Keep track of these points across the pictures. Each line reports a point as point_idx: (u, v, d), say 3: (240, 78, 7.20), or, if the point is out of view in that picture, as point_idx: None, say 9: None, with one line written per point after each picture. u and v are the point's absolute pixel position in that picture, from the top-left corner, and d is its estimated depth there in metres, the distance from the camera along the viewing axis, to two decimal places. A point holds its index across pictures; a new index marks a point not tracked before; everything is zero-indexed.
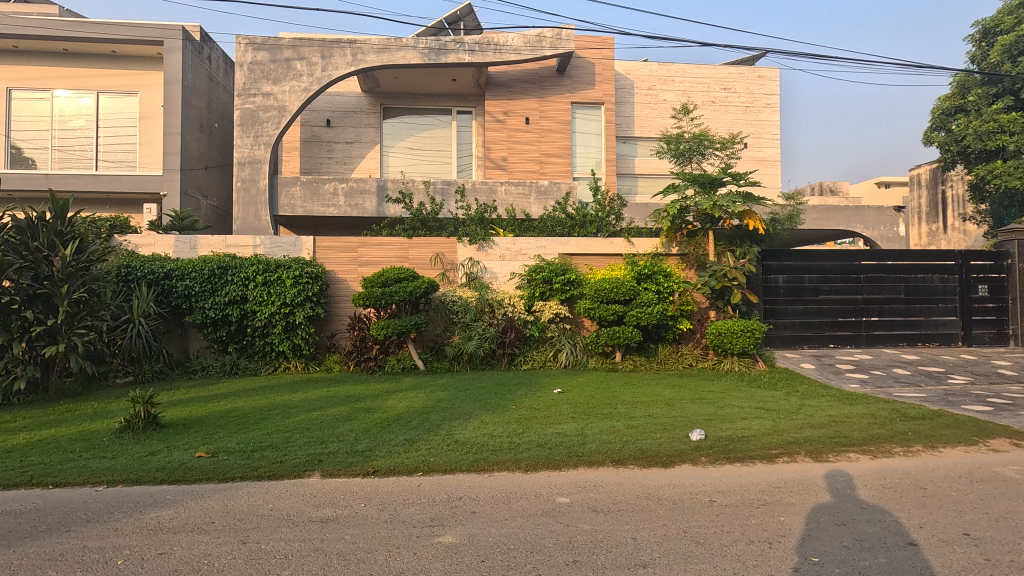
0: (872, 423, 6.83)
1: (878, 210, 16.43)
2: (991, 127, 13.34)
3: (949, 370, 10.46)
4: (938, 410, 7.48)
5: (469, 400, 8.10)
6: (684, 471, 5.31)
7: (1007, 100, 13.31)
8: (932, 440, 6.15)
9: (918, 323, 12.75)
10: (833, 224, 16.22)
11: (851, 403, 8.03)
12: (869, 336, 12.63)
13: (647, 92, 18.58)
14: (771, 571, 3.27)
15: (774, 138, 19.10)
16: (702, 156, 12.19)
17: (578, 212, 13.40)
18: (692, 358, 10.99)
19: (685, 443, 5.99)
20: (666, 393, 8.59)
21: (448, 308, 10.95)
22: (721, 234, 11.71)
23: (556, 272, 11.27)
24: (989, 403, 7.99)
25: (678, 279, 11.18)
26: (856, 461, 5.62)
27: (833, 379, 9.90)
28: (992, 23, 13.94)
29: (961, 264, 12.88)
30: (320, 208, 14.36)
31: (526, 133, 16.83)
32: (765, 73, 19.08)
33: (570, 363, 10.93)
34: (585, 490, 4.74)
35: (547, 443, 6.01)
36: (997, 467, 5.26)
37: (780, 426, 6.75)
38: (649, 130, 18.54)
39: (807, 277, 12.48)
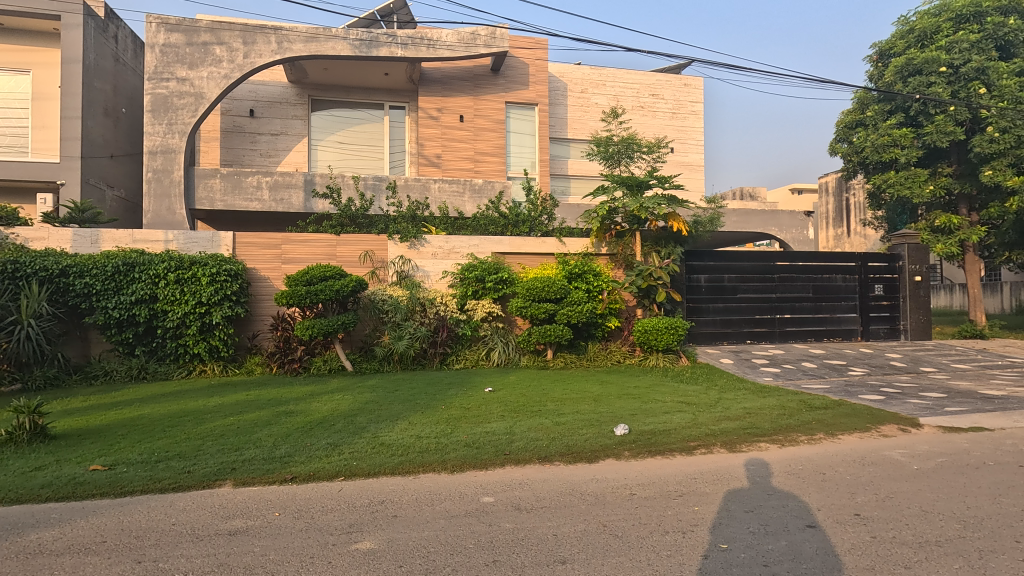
0: (782, 413, 7.30)
1: (790, 214, 17.60)
2: (886, 141, 14.60)
3: (850, 363, 11.36)
4: (839, 401, 8.09)
5: (398, 401, 7.91)
6: (608, 466, 5.44)
7: (899, 116, 14.58)
8: (833, 428, 6.65)
9: (825, 320, 13.77)
10: (751, 227, 17.21)
11: (764, 395, 8.55)
12: (782, 332, 13.49)
13: (580, 95, 18.96)
14: (683, 560, 3.39)
15: (698, 144, 20.05)
16: (630, 159, 12.58)
17: (511, 211, 13.47)
18: (621, 355, 11.32)
19: (610, 438, 6.16)
20: (594, 390, 8.77)
21: (378, 307, 10.68)
22: (648, 235, 12.14)
23: (488, 271, 11.24)
24: (882, 392, 8.76)
25: (607, 278, 11.41)
26: (766, 450, 5.98)
27: (749, 374, 10.49)
28: (888, 46, 15.21)
29: (860, 265, 14.03)
30: (242, 202, 13.62)
31: (461, 131, 16.69)
32: (691, 81, 19.93)
33: (502, 361, 10.96)
34: (510, 488, 4.75)
35: (474, 442, 5.98)
36: (887, 451, 5.75)
37: (699, 419, 7.07)
38: (581, 132, 18.94)
39: (727, 277, 13.16)
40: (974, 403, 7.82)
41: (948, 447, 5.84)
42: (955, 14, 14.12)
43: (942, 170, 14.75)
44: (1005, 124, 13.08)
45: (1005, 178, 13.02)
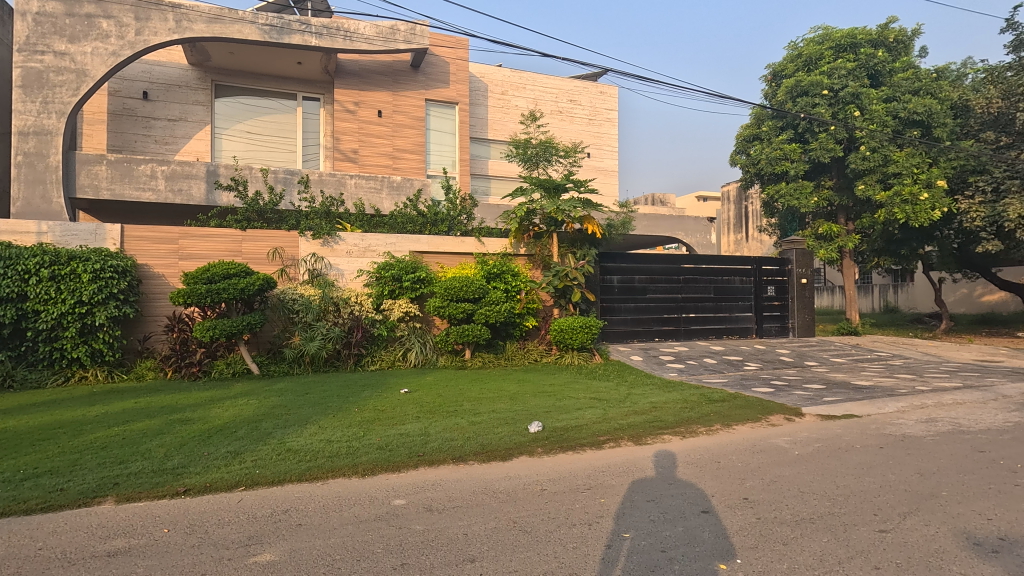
0: (684, 407, 7.78)
1: (695, 220, 18.74)
2: (778, 154, 15.99)
3: (746, 358, 12.31)
4: (735, 393, 8.74)
5: (308, 405, 7.59)
6: (521, 463, 5.53)
7: (789, 132, 16.01)
8: (729, 419, 7.18)
9: (725, 318, 14.81)
10: (660, 231, 18.16)
11: (669, 390, 9.05)
12: (687, 330, 14.36)
13: (500, 96, 19.12)
14: (588, 551, 3.53)
15: (612, 150, 20.87)
16: (547, 162, 12.83)
17: (429, 210, 13.35)
18: (537, 354, 11.54)
19: (524, 436, 6.27)
20: (510, 388, 8.88)
21: (287, 307, 10.17)
22: (564, 236, 12.46)
23: (405, 271, 11.02)
24: (771, 385, 9.58)
25: (525, 279, 11.56)
26: (669, 441, 6.34)
27: (656, 370, 11.07)
28: (780, 68, 16.64)
29: (755, 268, 15.22)
30: (134, 192, 12.47)
31: (379, 126, 16.27)
32: (606, 89, 20.72)
33: (419, 362, 10.81)
34: (422, 490, 4.71)
35: (388, 445, 5.87)
36: (773, 439, 6.29)
37: (609, 414, 7.38)
38: (501, 134, 19.11)
39: (637, 278, 13.80)
40: (847, 393, 8.74)
41: (824, 433, 6.49)
42: (835, 43, 15.64)
43: (824, 183, 16.34)
44: (875, 144, 14.68)
45: (874, 193, 14.64)
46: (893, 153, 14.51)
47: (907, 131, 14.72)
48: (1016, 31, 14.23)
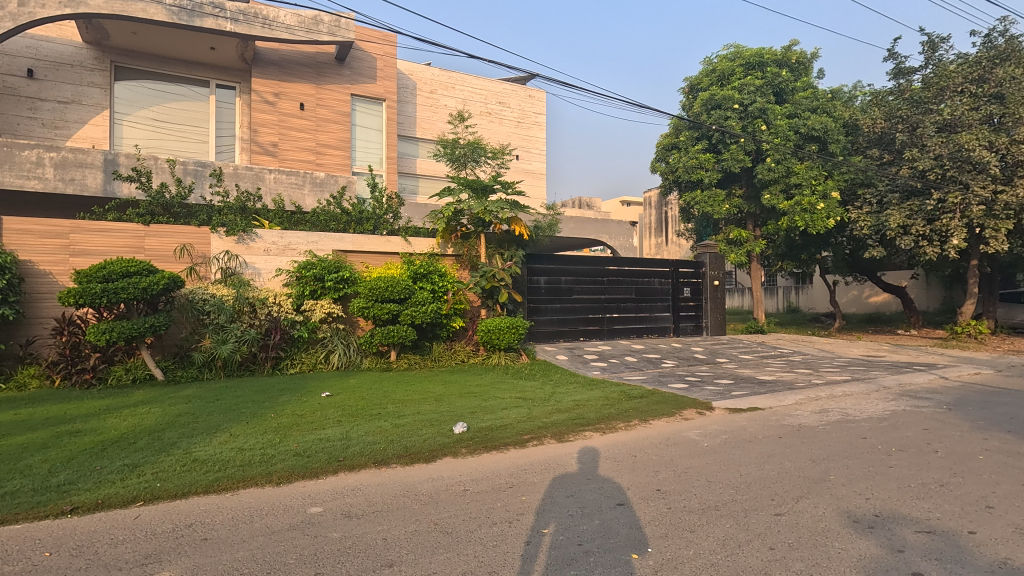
0: (606, 404, 8.05)
1: (618, 223, 19.42)
2: (695, 163, 16.94)
3: (663, 356, 12.93)
4: (652, 390, 9.15)
5: (219, 412, 7.15)
6: (444, 464, 5.50)
7: (704, 143, 16.97)
8: (646, 415, 7.51)
9: (645, 318, 15.47)
10: (586, 234, 18.65)
11: (592, 387, 9.34)
12: (610, 330, 14.86)
13: (429, 95, 18.93)
14: (507, 549, 3.56)
15: (540, 153, 21.22)
16: (476, 163, 12.81)
17: (354, 208, 12.98)
18: (464, 354, 11.52)
19: (449, 437, 6.24)
20: (437, 390, 8.81)
21: (197, 308, 9.54)
22: (492, 237, 12.51)
23: (328, 270, 10.64)
24: (685, 381, 10.13)
25: (452, 279, 11.47)
26: (590, 438, 6.53)
27: (580, 368, 11.38)
28: (697, 81, 17.58)
29: (673, 270, 16.00)
30: (16, 179, 11.20)
31: (300, 120, 15.60)
32: (535, 93, 21.05)
33: (342, 364, 10.47)
34: (340, 496, 4.57)
35: (306, 450, 5.65)
36: (685, 432, 6.66)
37: (534, 412, 7.50)
38: (429, 133, 18.93)
39: (563, 279, 14.12)
40: (752, 388, 9.41)
41: (731, 425, 6.94)
42: (746, 61, 16.70)
43: (735, 192, 17.47)
44: (779, 157, 15.86)
45: (779, 202, 15.86)
46: (795, 165, 15.75)
47: (806, 145, 16.01)
48: (897, 60, 15.85)
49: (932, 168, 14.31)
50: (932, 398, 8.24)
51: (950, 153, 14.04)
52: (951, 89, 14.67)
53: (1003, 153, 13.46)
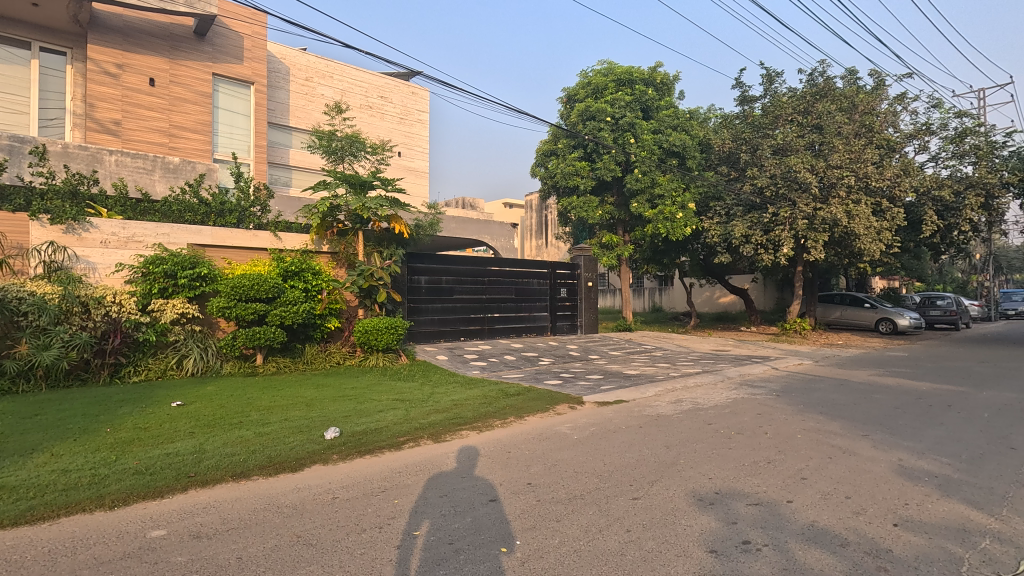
0: (484, 403, 8.16)
1: (500, 225, 19.74)
2: (571, 170, 17.85)
3: (540, 354, 13.42)
4: (529, 387, 9.46)
5: (37, 430, 6.12)
6: (311, 473, 5.21)
7: (580, 151, 17.92)
8: (521, 411, 7.75)
9: (524, 317, 15.93)
10: (468, 234, 18.73)
11: (471, 387, 9.42)
12: (490, 329, 15.10)
13: (304, 83, 17.90)
14: (375, 555, 3.48)
15: (423, 152, 20.97)
16: (354, 158, 12.29)
17: (214, 198, 11.81)
18: (340, 356, 10.98)
19: (319, 444, 5.93)
20: (307, 394, 8.31)
21: (9, 309, 8.06)
22: (370, 235, 12.10)
23: (182, 266, 9.57)
24: (559, 378, 10.61)
25: (327, 277, 10.88)
26: (467, 436, 6.57)
27: (460, 368, 11.42)
28: (574, 92, 18.48)
29: (551, 271, 16.66)
30: None
31: (150, 97, 13.87)
32: (418, 90, 20.76)
33: (198, 370, 9.49)
34: (189, 515, 4.15)
35: (149, 468, 5.05)
36: (557, 426, 6.97)
37: (411, 414, 7.38)
38: (304, 122, 17.91)
39: (444, 279, 14.09)
40: (619, 382, 10.10)
41: (598, 418, 7.40)
42: (617, 77, 17.83)
43: (607, 200, 18.67)
44: (645, 168, 17.23)
45: (644, 210, 17.28)
46: (659, 177, 17.20)
47: (668, 160, 17.53)
48: (742, 89, 17.91)
49: (768, 185, 16.30)
50: (765, 387, 9.44)
51: (782, 174, 16.04)
52: (783, 118, 16.86)
53: (822, 176, 15.64)
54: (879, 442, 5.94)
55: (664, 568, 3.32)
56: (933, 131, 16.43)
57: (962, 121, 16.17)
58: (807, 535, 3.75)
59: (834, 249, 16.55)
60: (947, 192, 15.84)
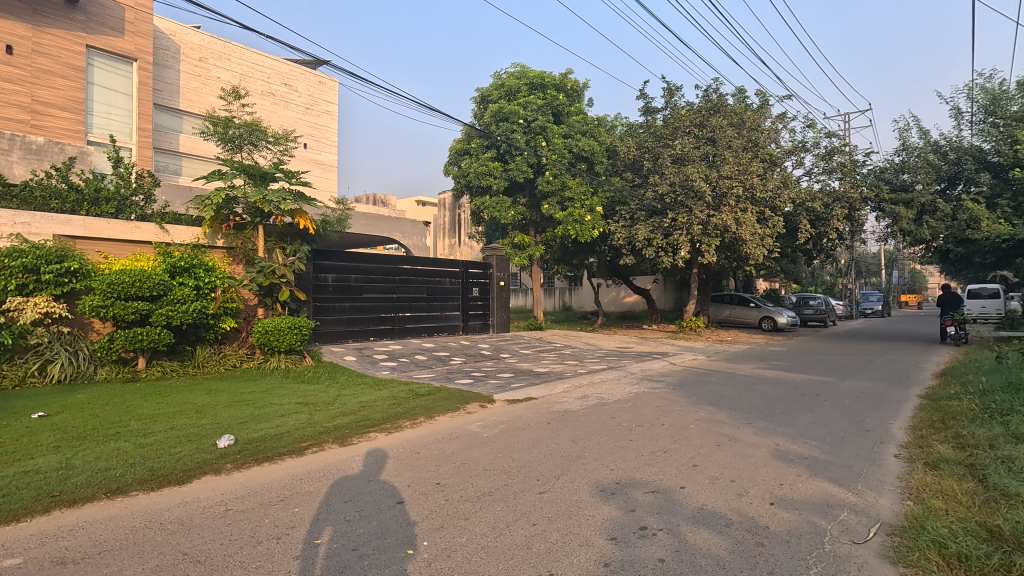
0: (393, 403, 7.98)
1: (412, 223, 19.39)
2: (484, 170, 17.98)
3: (452, 353, 13.37)
4: (439, 387, 9.39)
5: None
6: (202, 484, 4.83)
7: (493, 151, 18.08)
8: (432, 411, 7.67)
9: (436, 317, 15.77)
10: (378, 231, 18.23)
11: (380, 388, 9.18)
12: (401, 329, 14.81)
13: (197, 63, 16.55)
14: (273, 568, 3.29)
15: (331, 144, 20.14)
16: (254, 147, 11.51)
17: (88, 184, 10.57)
18: (236, 359, 10.27)
19: (210, 453, 5.51)
20: (198, 401, 7.69)
21: None
22: (272, 230, 11.42)
23: (46, 260, 8.48)
24: (471, 377, 10.64)
25: (222, 274, 10.11)
26: (374, 439, 6.39)
27: (369, 369, 11.08)
28: (487, 92, 18.59)
29: (463, 271, 16.62)
30: None
31: (8, 67, 12.15)
32: (326, 80, 19.91)
33: (67, 377, 8.48)
34: (52, 540, 3.69)
35: (1, 489, 4.43)
36: (468, 425, 6.98)
37: (314, 418, 7.06)
38: (196, 106, 16.57)
39: (353, 277, 13.63)
40: (528, 379, 10.32)
41: (508, 415, 7.51)
42: (530, 81, 18.16)
43: (519, 201, 18.99)
44: (556, 171, 17.74)
45: (555, 212, 17.81)
46: (569, 181, 17.76)
47: (578, 164, 18.12)
48: (646, 100, 18.91)
49: (668, 192, 17.34)
50: (663, 381, 10.04)
51: (681, 182, 17.16)
52: (682, 130, 18.03)
53: (715, 185, 16.88)
54: (760, 429, 6.53)
55: (568, 558, 3.44)
56: (807, 149, 18.29)
57: (830, 141, 18.14)
58: (697, 518, 4.05)
59: (726, 253, 17.95)
60: (819, 204, 17.71)
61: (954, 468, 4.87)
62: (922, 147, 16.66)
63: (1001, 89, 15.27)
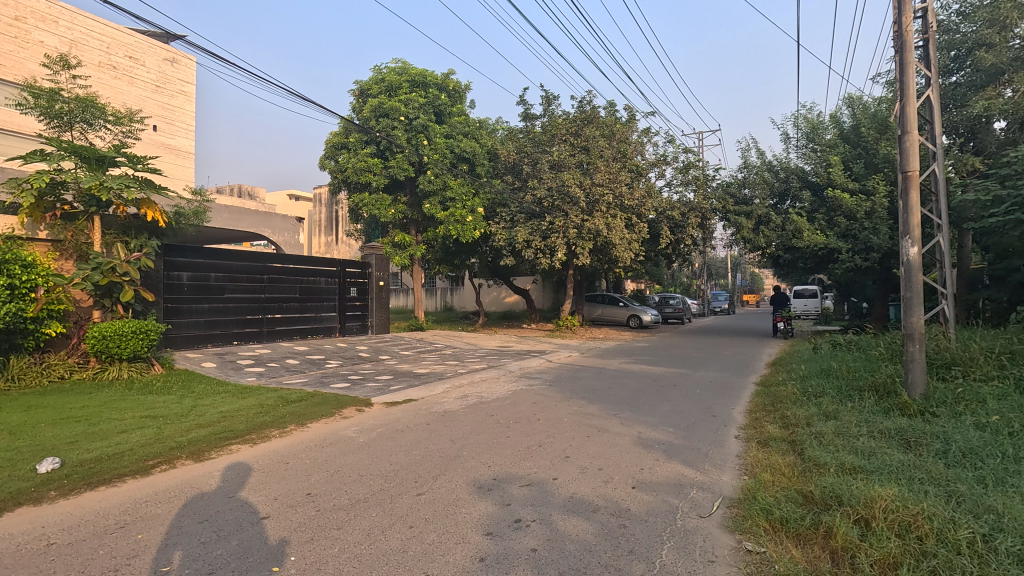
0: (258, 412, 7.40)
1: (282, 219, 18.13)
2: (362, 166, 17.41)
3: (328, 356, 12.74)
4: (313, 392, 8.90)
5: None
6: (14, 518, 4.10)
7: (372, 147, 17.56)
8: (303, 418, 7.24)
9: (309, 318, 14.90)
10: (244, 226, 16.80)
11: (244, 396, 8.47)
12: (270, 332, 13.78)
13: (12, 23, 14.06)
14: None
15: (187, 128, 18.20)
16: (88, 126, 10.02)
17: None
18: (64, 369, 8.88)
19: (27, 481, 4.72)
20: (12, 420, 6.53)
21: None
22: (111, 221, 10.04)
23: None
24: (347, 380, 10.22)
25: (46, 271, 8.66)
26: (236, 451, 5.88)
27: (231, 375, 10.17)
28: (367, 86, 18.03)
29: (339, 270, 15.88)
30: None
31: None
32: (180, 57, 17.94)
33: None
34: None
35: None
36: (343, 431, 6.70)
37: (165, 432, 6.34)
38: (11, 73, 14.08)
39: (213, 276, 12.45)
40: (408, 381, 10.15)
41: (386, 418, 7.33)
42: (411, 78, 17.90)
43: (400, 199, 18.65)
44: (437, 171, 17.69)
45: (437, 212, 17.77)
46: (451, 181, 17.81)
47: (459, 165, 18.23)
48: (526, 106, 19.53)
49: (546, 197, 18.07)
50: (539, 378, 10.45)
51: (558, 187, 17.94)
52: (559, 137, 18.85)
53: (589, 192, 17.87)
54: (625, 419, 7.06)
55: (444, 557, 3.45)
56: (668, 162, 20.04)
57: (687, 156, 20.04)
58: (567, 506, 4.27)
59: (598, 256, 19.11)
60: (678, 213, 19.53)
61: (780, 445, 5.65)
62: (760, 167, 19.07)
63: (818, 119, 17.97)
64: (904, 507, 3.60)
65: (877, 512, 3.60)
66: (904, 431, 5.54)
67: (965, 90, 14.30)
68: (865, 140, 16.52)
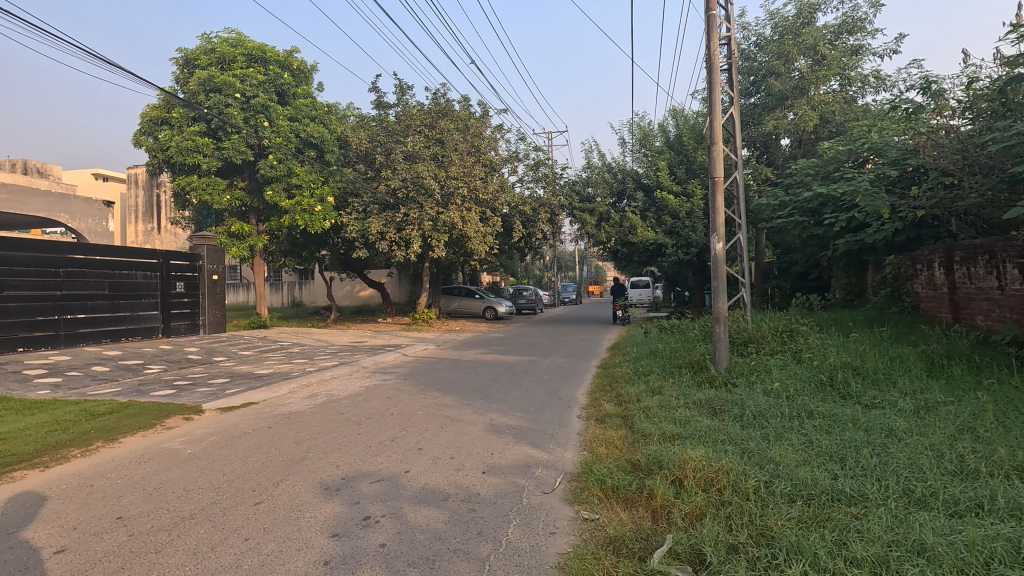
0: (53, 430, 6.26)
1: (85, 202, 15.42)
2: (189, 145, 15.53)
3: (147, 361, 11.17)
4: (127, 402, 7.75)
5: None
6: None
7: (202, 125, 15.73)
8: (113, 433, 6.26)
9: (123, 318, 12.88)
10: (31, 210, 13.98)
11: (32, 412, 7.09)
12: (69, 335, 11.66)
13: None
14: None
15: None
16: None
17: None
18: None
19: None
20: None
21: None
22: None
23: None
24: (172, 386, 9.06)
25: None
26: (20, 479, 4.91)
27: (14, 389, 8.43)
28: (193, 56, 16.10)
29: (161, 263, 13.95)
30: None
31: None
32: None
33: None
34: None
35: None
36: (165, 443, 5.94)
37: None
38: None
39: None
40: (246, 383, 9.29)
41: (219, 426, 6.65)
42: (247, 52, 16.37)
43: (237, 183, 17.01)
44: (281, 156, 16.40)
45: (281, 199, 16.56)
46: (296, 167, 16.62)
47: (305, 150, 17.08)
48: (378, 94, 18.88)
49: (400, 188, 17.65)
50: (393, 372, 10.26)
51: (412, 178, 17.54)
52: (413, 128, 18.53)
53: (444, 184, 17.81)
54: (478, 407, 7.25)
55: (284, 566, 3.26)
56: (520, 159, 20.76)
57: (537, 154, 20.96)
58: (418, 498, 4.27)
59: (454, 249, 19.19)
60: (528, 208, 20.26)
61: (615, 420, 6.22)
62: (601, 168, 20.67)
63: (649, 128, 19.96)
64: (708, 465, 4.21)
65: (687, 472, 4.16)
66: (712, 400, 6.45)
67: (761, 110, 16.85)
68: (686, 149, 18.75)
